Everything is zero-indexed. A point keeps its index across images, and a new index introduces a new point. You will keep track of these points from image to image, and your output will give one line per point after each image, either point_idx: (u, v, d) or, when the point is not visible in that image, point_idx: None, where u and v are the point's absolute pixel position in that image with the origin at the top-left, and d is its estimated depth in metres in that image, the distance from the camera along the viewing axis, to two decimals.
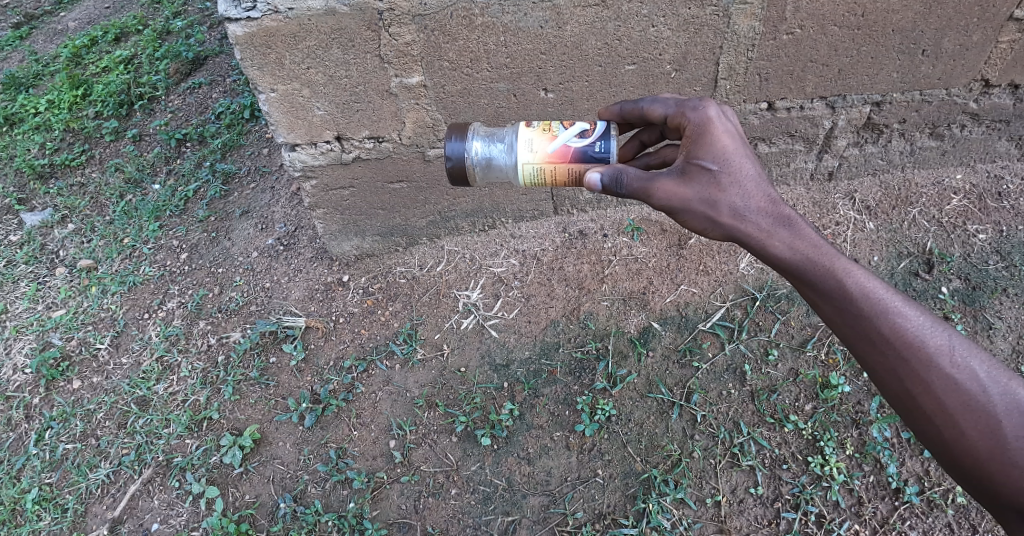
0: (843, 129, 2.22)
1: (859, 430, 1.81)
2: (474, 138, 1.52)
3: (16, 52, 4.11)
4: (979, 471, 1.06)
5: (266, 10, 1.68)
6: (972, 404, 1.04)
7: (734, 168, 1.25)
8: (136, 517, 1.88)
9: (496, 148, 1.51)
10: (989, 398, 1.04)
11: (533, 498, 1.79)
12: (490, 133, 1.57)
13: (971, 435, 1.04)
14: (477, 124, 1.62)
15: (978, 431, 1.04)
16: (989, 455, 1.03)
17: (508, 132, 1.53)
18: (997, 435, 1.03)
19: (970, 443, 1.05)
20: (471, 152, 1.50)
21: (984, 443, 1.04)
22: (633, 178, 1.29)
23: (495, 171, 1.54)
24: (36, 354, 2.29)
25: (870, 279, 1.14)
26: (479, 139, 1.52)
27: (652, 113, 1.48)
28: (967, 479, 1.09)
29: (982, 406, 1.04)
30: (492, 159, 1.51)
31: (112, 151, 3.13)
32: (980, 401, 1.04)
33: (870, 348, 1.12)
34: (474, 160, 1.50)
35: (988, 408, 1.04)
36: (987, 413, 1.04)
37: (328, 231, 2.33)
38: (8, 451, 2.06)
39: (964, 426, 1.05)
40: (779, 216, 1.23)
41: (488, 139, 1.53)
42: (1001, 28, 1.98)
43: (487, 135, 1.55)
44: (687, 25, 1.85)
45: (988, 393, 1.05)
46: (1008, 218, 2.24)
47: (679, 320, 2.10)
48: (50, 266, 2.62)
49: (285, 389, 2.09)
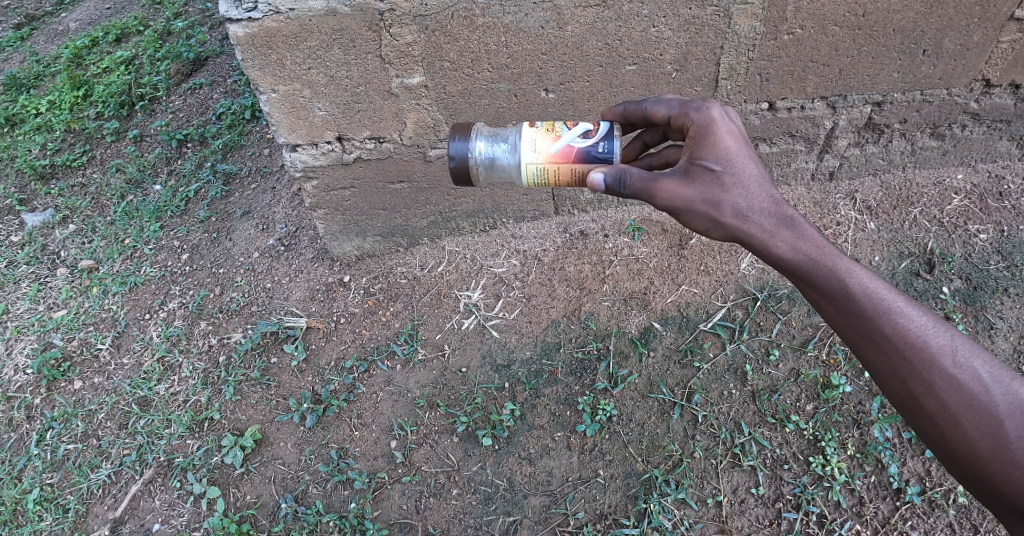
0: (843, 129, 2.22)
1: (860, 430, 1.81)
2: (477, 137, 1.51)
3: (17, 53, 4.12)
4: (981, 471, 1.06)
5: (267, 11, 1.68)
6: (974, 404, 1.04)
7: (737, 168, 1.25)
8: (138, 517, 1.88)
9: (499, 148, 1.50)
10: (991, 399, 1.04)
11: (534, 498, 1.79)
12: (493, 133, 1.55)
13: (974, 435, 1.04)
14: (481, 124, 1.60)
15: (980, 432, 1.04)
16: (991, 455, 1.03)
17: (510, 132, 1.52)
18: (999, 435, 1.03)
19: (972, 443, 1.04)
20: (474, 152, 1.49)
21: (986, 442, 1.03)
22: (636, 178, 1.30)
23: (499, 171, 1.52)
24: (37, 354, 2.30)
25: (873, 279, 1.14)
26: (482, 139, 1.51)
27: (655, 113, 1.49)
28: (969, 479, 1.10)
29: (984, 406, 1.04)
30: (495, 159, 1.50)
31: (113, 151, 3.13)
32: (983, 401, 1.04)
33: (873, 349, 1.12)
34: (477, 160, 1.50)
35: (990, 409, 1.04)
36: (990, 413, 1.04)
37: (329, 232, 2.33)
38: (9, 451, 2.07)
39: (966, 427, 1.05)
40: (782, 216, 1.23)
41: (491, 139, 1.52)
42: (1001, 28, 1.98)
43: (490, 135, 1.54)
44: (688, 26, 1.85)
45: (990, 393, 1.05)
46: (1008, 218, 2.24)
47: (680, 320, 2.10)
48: (51, 266, 2.62)
49: (286, 389, 2.09)
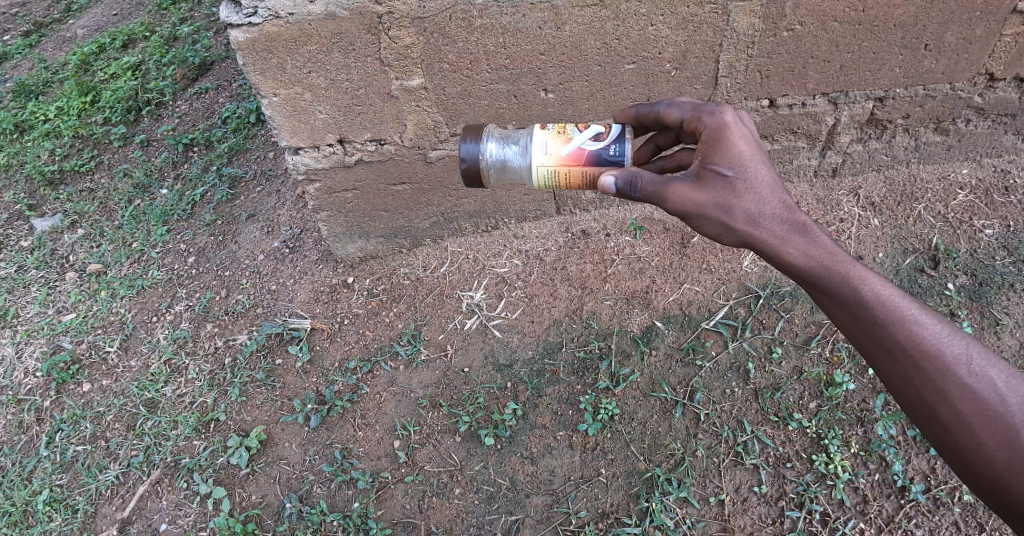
0: (845, 125, 2.20)
1: (864, 428, 1.80)
2: (489, 139, 1.52)
3: (26, 60, 4.17)
4: (996, 481, 1.05)
5: (266, 16, 1.70)
6: (989, 414, 1.04)
7: (750, 175, 1.25)
8: (146, 518, 1.90)
9: (510, 150, 1.50)
10: (1007, 409, 1.04)
11: (537, 498, 1.80)
12: (505, 134, 1.56)
13: (989, 445, 1.04)
14: (492, 125, 1.61)
15: (995, 442, 1.03)
16: (1006, 465, 1.02)
17: (522, 133, 1.52)
18: (1016, 445, 1.02)
19: (988, 452, 1.04)
20: (485, 154, 1.51)
21: (1002, 453, 1.03)
22: (647, 182, 1.30)
23: (510, 172, 1.53)
24: (47, 357, 2.33)
25: (887, 286, 1.14)
26: (494, 140, 1.52)
27: (668, 116, 1.49)
28: (982, 491, 1.09)
29: (1000, 415, 1.04)
30: (507, 160, 1.51)
31: (121, 156, 3.17)
32: (998, 411, 1.04)
33: (887, 357, 1.12)
34: (488, 161, 1.51)
35: (1005, 418, 1.03)
36: (1005, 423, 1.03)
37: (332, 233, 2.35)
38: (20, 453, 2.10)
39: (981, 436, 1.04)
40: (794, 222, 1.22)
41: (503, 141, 1.53)
42: (1004, 21, 1.96)
43: (502, 136, 1.54)
44: (687, 23, 1.84)
45: (1006, 403, 1.04)
46: (1015, 213, 2.22)
47: (682, 319, 2.10)
48: (61, 270, 2.66)
49: (291, 390, 2.11)
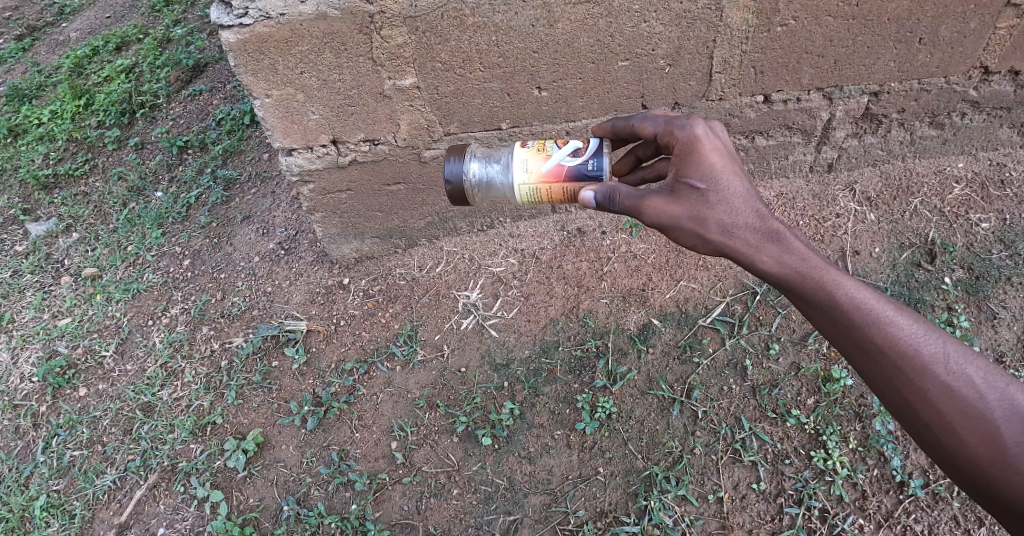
0: (840, 120, 2.20)
1: (862, 424, 1.80)
2: (471, 158, 1.52)
3: (19, 64, 4.15)
4: (981, 478, 1.04)
5: (257, 16, 1.69)
6: (970, 411, 1.03)
7: (723, 185, 1.25)
8: (143, 522, 1.89)
9: (494, 168, 1.50)
10: (987, 405, 1.03)
11: (534, 497, 1.80)
12: (487, 153, 1.56)
13: (971, 442, 1.03)
14: (475, 145, 1.62)
15: (977, 439, 1.02)
16: (990, 461, 1.01)
17: (504, 151, 1.52)
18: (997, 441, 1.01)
19: (970, 450, 1.03)
20: (468, 174, 1.50)
21: (984, 449, 1.02)
22: (625, 196, 1.30)
23: (495, 191, 1.53)
24: (42, 363, 2.32)
25: (861, 289, 1.13)
26: (477, 160, 1.52)
27: (643, 130, 1.49)
28: (971, 489, 1.07)
29: (980, 412, 1.03)
30: (491, 179, 1.51)
31: (116, 159, 3.16)
32: (978, 409, 1.03)
33: (867, 360, 1.11)
34: (472, 181, 1.51)
35: (986, 415, 1.03)
36: (986, 419, 1.02)
37: (328, 234, 2.34)
38: (17, 459, 2.09)
39: (962, 435, 1.03)
40: (768, 231, 1.22)
41: (485, 160, 1.53)
42: (999, 14, 1.95)
43: (484, 155, 1.54)
44: (680, 19, 1.84)
45: (986, 400, 1.03)
46: (1010, 206, 2.21)
47: (679, 317, 2.09)
48: (56, 275, 2.65)
49: (288, 392, 2.10)
